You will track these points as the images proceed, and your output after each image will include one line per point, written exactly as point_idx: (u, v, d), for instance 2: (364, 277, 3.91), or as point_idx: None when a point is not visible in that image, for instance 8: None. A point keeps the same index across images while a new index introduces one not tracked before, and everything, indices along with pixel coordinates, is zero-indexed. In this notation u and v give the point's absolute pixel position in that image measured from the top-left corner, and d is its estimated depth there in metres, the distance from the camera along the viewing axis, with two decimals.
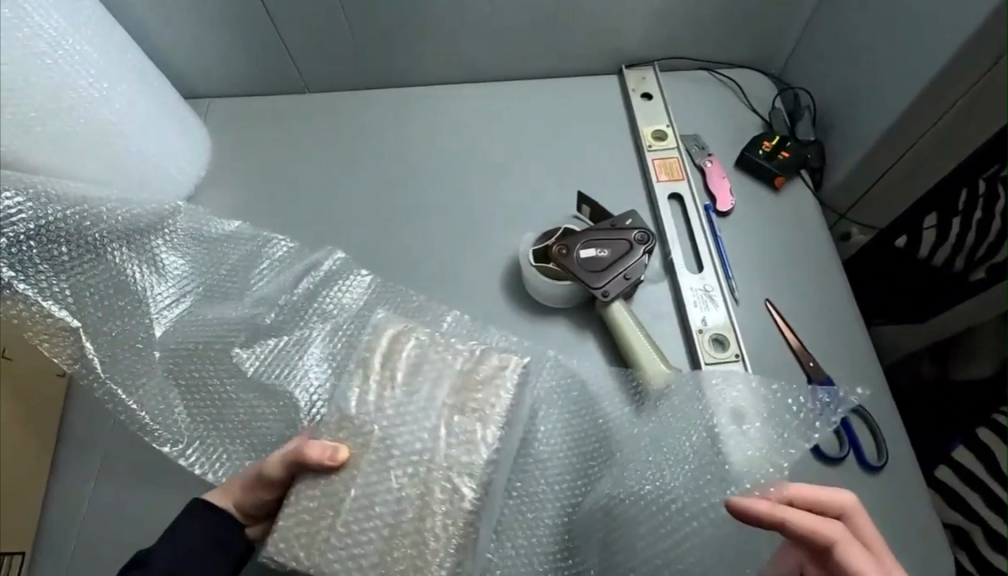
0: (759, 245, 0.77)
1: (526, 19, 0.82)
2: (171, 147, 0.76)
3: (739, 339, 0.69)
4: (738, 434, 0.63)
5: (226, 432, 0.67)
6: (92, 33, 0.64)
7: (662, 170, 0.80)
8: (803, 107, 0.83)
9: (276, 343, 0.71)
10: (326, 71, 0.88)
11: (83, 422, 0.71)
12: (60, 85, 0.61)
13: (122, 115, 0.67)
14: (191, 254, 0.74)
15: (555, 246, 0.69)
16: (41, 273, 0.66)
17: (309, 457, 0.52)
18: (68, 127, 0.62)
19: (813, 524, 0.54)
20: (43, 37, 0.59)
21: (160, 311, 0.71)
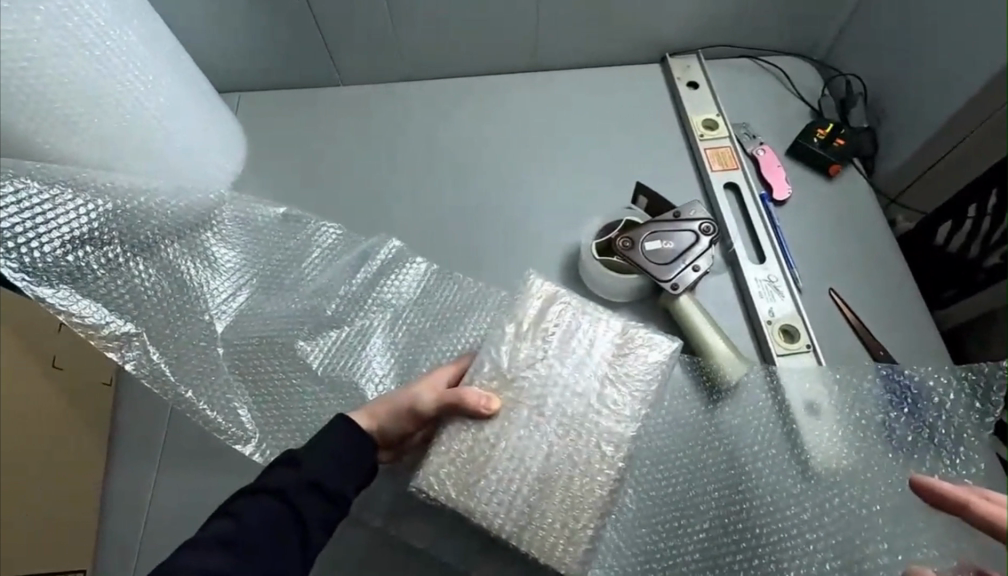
0: (818, 233, 0.76)
1: (565, 8, 0.79)
2: (215, 146, 0.73)
3: (809, 329, 0.68)
4: (815, 426, 0.65)
5: (298, 427, 0.66)
6: (137, 24, 0.61)
7: (715, 159, 0.79)
8: (856, 94, 0.82)
9: (338, 337, 0.71)
10: (358, 62, 0.84)
11: (146, 422, 0.68)
12: (109, 78, 0.58)
13: (166, 110, 0.63)
14: (241, 245, 0.73)
15: (618, 240, 0.68)
16: (97, 276, 0.65)
17: (469, 401, 0.55)
18: (116, 121, 0.59)
19: (1001, 518, 0.48)
20: (94, 26, 0.56)
21: (219, 307, 0.70)
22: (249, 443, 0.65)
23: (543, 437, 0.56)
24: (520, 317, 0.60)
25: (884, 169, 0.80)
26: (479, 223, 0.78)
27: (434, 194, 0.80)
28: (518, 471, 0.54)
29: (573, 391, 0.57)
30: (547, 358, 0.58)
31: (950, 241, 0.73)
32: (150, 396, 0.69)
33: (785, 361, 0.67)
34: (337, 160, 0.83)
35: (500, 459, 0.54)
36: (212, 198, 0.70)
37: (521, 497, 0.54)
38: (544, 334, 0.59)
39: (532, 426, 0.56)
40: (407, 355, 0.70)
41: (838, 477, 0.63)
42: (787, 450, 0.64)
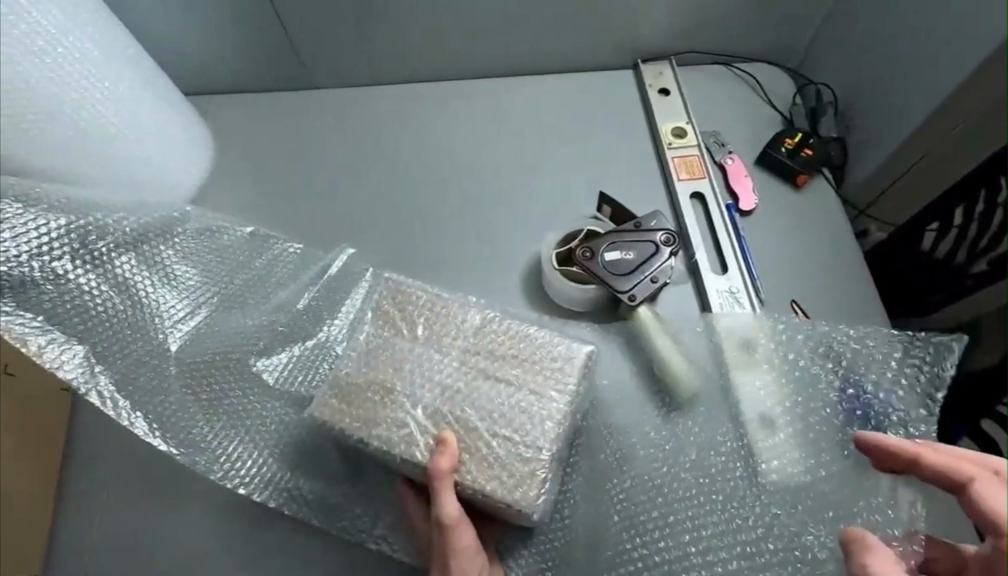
0: (784, 243, 0.76)
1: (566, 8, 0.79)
2: (182, 155, 0.74)
3: (769, 341, 0.68)
4: (771, 439, 0.64)
5: (251, 438, 0.66)
6: (91, 29, 0.60)
7: (683, 168, 0.79)
8: (826, 104, 0.81)
9: (290, 354, 0.69)
10: (332, 65, 0.84)
11: (99, 434, 0.68)
12: (58, 82, 0.57)
13: (124, 117, 0.63)
14: (204, 264, 0.71)
15: (577, 249, 0.67)
16: (45, 295, 0.61)
17: (446, 467, 0.52)
18: (64, 126, 0.58)
19: (955, 470, 0.48)
20: (41, 29, 0.55)
21: (175, 325, 0.68)
22: (194, 458, 0.64)
23: (510, 437, 0.55)
24: (465, 324, 0.59)
25: (854, 178, 0.80)
26: (443, 230, 0.78)
27: (401, 200, 0.80)
28: (466, 476, 0.53)
29: (526, 399, 0.56)
30: (516, 353, 0.58)
31: (936, 246, 0.71)
32: (102, 419, 0.68)
33: (744, 373, 0.66)
34: (304, 165, 0.82)
35: (468, 463, 0.54)
36: (176, 218, 0.70)
37: (520, 480, 0.53)
38: (500, 334, 0.59)
39: (515, 415, 0.56)
40: None
41: (796, 488, 0.62)
42: (739, 460, 0.64)
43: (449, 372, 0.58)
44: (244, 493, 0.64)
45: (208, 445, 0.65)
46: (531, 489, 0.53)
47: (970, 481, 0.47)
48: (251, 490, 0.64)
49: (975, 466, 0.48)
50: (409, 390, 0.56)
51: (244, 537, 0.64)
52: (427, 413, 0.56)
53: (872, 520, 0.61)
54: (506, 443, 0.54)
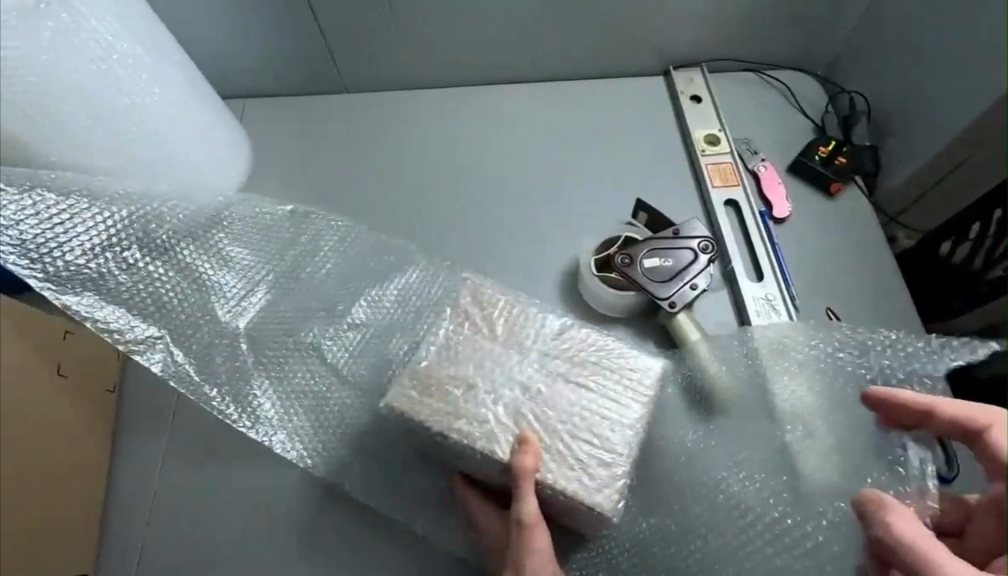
0: (818, 250, 0.77)
1: (599, 16, 0.80)
2: (226, 161, 0.75)
3: (805, 348, 0.68)
4: (810, 445, 0.65)
5: (318, 418, 0.65)
6: (140, 33, 0.61)
7: (717, 174, 0.79)
8: (859, 112, 0.82)
9: (360, 334, 0.69)
10: (365, 69, 0.85)
11: (153, 433, 0.68)
12: (111, 90, 0.57)
13: (170, 119, 0.64)
14: (254, 243, 0.69)
15: (616, 256, 0.68)
16: (119, 282, 0.61)
17: (531, 465, 0.52)
18: (111, 131, 0.58)
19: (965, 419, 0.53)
20: (93, 34, 0.55)
21: (240, 303, 0.67)
22: (273, 440, 0.64)
23: (579, 436, 0.56)
24: (531, 327, 0.60)
25: (886, 186, 0.79)
26: (448, 230, 0.78)
27: (439, 203, 0.80)
28: (546, 476, 0.54)
29: (573, 405, 0.57)
30: (590, 363, 0.59)
31: (953, 252, 0.74)
32: (163, 416, 0.69)
33: (781, 379, 0.67)
34: (341, 167, 0.83)
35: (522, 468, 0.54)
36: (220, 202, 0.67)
37: (602, 485, 0.54)
38: (579, 342, 0.60)
39: (594, 420, 0.56)
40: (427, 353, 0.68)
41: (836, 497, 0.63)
42: (779, 468, 0.64)
43: (507, 377, 0.58)
44: (315, 469, 0.64)
45: (284, 421, 0.65)
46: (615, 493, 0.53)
47: (985, 428, 0.51)
48: (322, 468, 0.64)
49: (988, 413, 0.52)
50: (469, 388, 0.57)
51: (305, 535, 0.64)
52: (510, 415, 0.56)
53: None
54: (558, 449, 0.55)
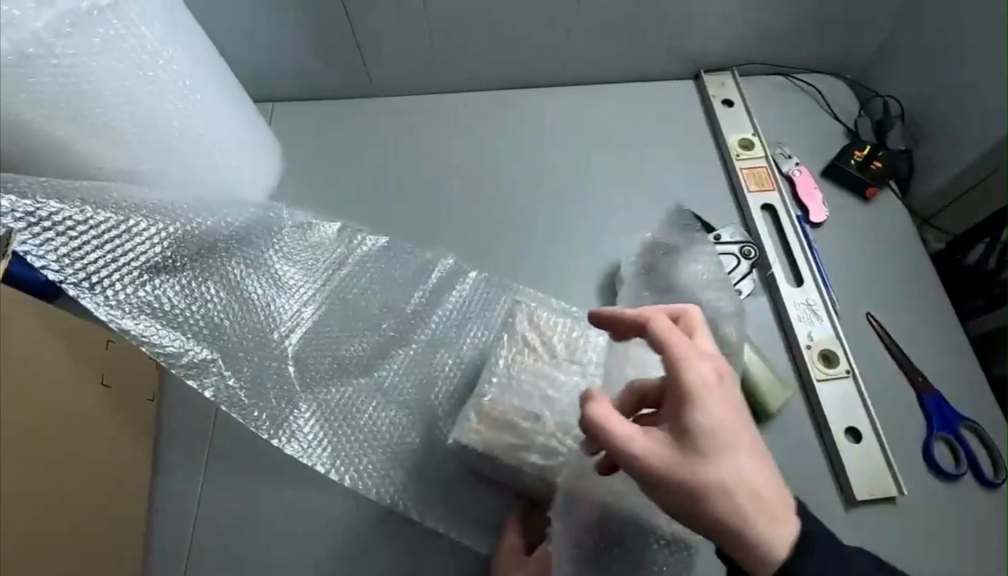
0: (853, 255, 0.77)
1: (631, 20, 0.79)
2: (255, 167, 0.73)
3: (848, 353, 0.67)
4: (852, 451, 0.63)
5: (366, 437, 0.65)
6: (183, 40, 0.61)
7: (751, 179, 0.79)
8: (894, 116, 0.81)
9: (403, 356, 0.70)
10: (396, 73, 0.84)
11: (195, 445, 0.67)
12: (159, 98, 0.57)
13: (210, 125, 0.63)
14: (304, 262, 0.71)
15: (659, 262, 0.71)
16: (176, 304, 0.61)
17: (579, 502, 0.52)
18: (159, 138, 0.58)
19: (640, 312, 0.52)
20: (144, 43, 0.55)
21: (290, 326, 0.68)
22: (321, 463, 0.63)
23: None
24: (593, 350, 0.59)
25: (920, 190, 0.80)
26: (482, 236, 0.78)
27: (472, 208, 0.79)
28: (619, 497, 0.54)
29: None
30: None
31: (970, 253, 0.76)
32: (204, 429, 0.68)
33: (827, 385, 0.66)
34: (372, 172, 0.82)
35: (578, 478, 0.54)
36: (273, 219, 0.69)
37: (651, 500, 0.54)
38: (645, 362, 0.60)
39: None
40: (472, 365, 0.69)
41: (883, 503, 0.62)
42: (826, 474, 0.63)
43: (563, 388, 0.57)
44: (366, 493, 0.63)
45: (336, 449, 0.64)
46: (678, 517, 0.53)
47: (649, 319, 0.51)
48: (372, 490, 0.63)
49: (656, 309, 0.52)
50: (523, 399, 0.56)
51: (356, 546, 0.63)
52: (578, 436, 0.56)
53: (967, 520, 0.62)
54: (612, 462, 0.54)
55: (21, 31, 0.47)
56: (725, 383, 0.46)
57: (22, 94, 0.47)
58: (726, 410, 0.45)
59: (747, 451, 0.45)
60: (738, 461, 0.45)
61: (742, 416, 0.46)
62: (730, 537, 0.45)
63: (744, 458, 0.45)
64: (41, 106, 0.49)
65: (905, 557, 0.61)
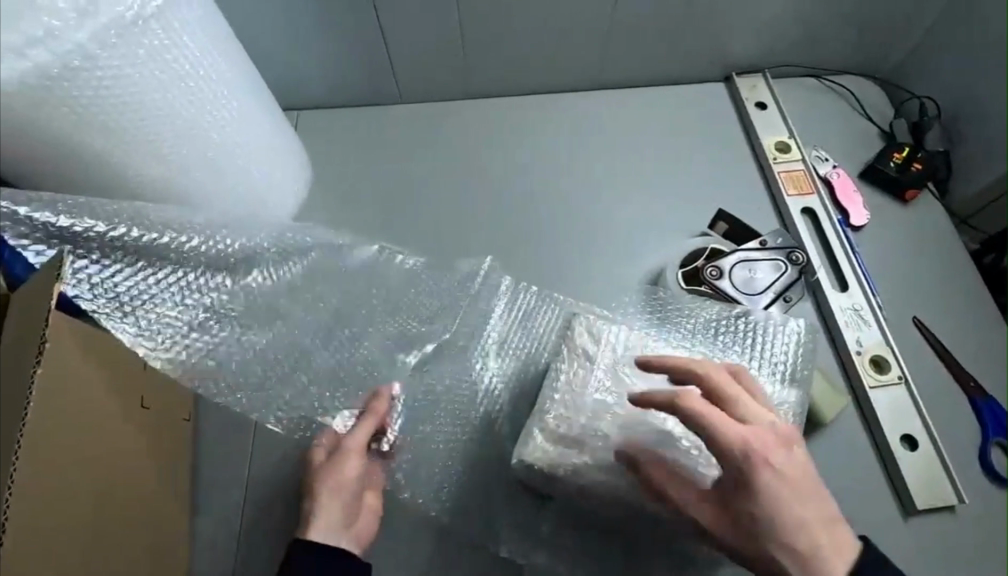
0: (895, 258, 0.76)
1: (664, 25, 0.78)
2: (287, 179, 0.72)
3: (899, 360, 0.66)
4: (909, 461, 0.62)
5: (411, 452, 0.63)
6: (224, 48, 0.59)
7: (790, 182, 0.78)
8: (931, 118, 0.80)
9: (448, 371, 0.68)
10: (424, 79, 0.83)
11: (237, 466, 0.66)
12: (197, 108, 0.55)
13: (246, 136, 0.62)
14: (343, 282, 0.69)
15: (706, 268, 0.67)
16: (208, 327, 0.59)
17: (378, 408, 0.61)
18: (197, 151, 0.56)
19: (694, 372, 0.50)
20: (185, 50, 0.53)
21: (331, 347, 0.66)
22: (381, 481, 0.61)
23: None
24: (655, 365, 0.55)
25: (959, 191, 0.79)
26: (517, 243, 0.76)
27: (505, 214, 0.78)
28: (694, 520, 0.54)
29: None
30: None
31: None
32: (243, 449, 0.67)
33: (880, 392, 0.65)
34: (402, 179, 0.81)
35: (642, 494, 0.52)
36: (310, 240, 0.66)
37: None
38: None
39: None
40: (523, 379, 0.67)
41: (939, 510, 0.61)
42: (879, 481, 0.63)
43: None
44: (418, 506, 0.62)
45: (389, 469, 0.62)
46: None
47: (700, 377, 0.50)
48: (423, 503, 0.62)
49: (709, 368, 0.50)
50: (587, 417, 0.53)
51: (409, 568, 0.61)
52: None
53: None
54: None
55: (64, 42, 0.45)
56: (781, 447, 0.47)
57: (67, 109, 0.46)
58: (784, 474, 0.46)
59: (787, 495, 0.46)
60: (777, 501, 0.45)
61: (789, 463, 0.46)
62: (745, 560, 0.47)
63: (791, 511, 0.46)
64: (84, 120, 0.47)
65: (966, 567, 0.60)
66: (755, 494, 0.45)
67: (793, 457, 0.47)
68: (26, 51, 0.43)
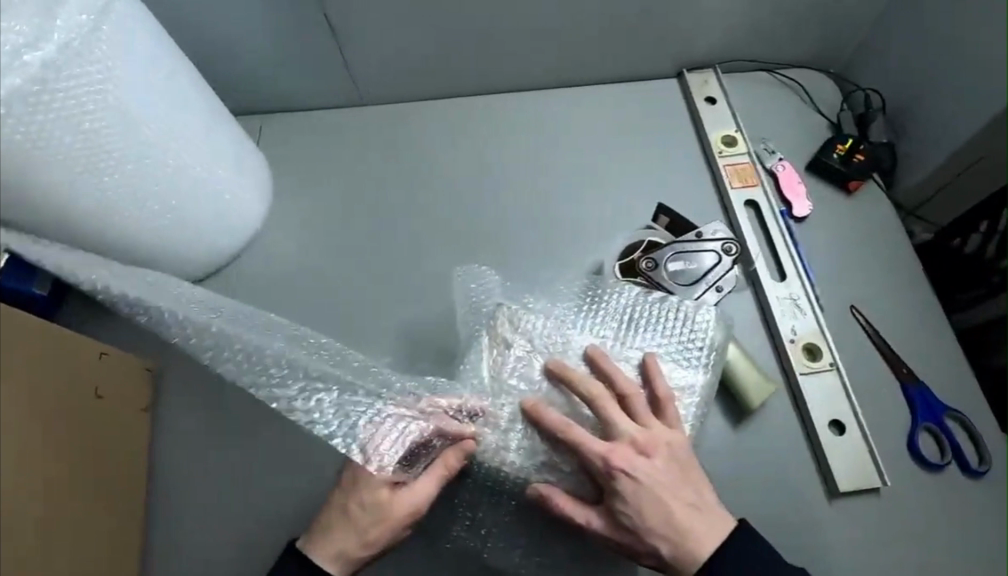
0: (838, 250, 0.77)
1: (611, 26, 0.80)
2: (249, 190, 0.76)
3: (832, 348, 0.68)
4: (836, 445, 0.64)
5: None
6: (182, 60, 0.64)
7: (735, 176, 0.80)
8: (875, 111, 0.82)
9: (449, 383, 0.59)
10: (383, 83, 0.85)
11: (196, 452, 0.69)
12: (166, 87, 0.60)
13: (209, 137, 0.66)
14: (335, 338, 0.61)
15: (641, 261, 0.70)
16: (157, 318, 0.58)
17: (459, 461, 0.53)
18: (174, 128, 0.61)
19: (580, 390, 0.53)
20: (144, 33, 0.58)
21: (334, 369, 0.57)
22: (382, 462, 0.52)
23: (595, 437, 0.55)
24: (574, 352, 0.59)
25: (905, 182, 0.80)
26: (468, 240, 0.79)
27: (458, 211, 0.81)
28: None
29: None
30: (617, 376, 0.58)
31: (966, 245, 0.76)
32: (201, 436, 0.70)
33: (810, 378, 0.67)
34: (362, 179, 0.84)
35: (558, 473, 0.54)
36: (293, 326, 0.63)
37: None
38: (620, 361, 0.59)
39: None
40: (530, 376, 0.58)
41: (863, 493, 0.63)
42: (807, 466, 0.64)
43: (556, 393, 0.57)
44: None
45: None
46: None
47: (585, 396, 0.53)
48: None
49: (592, 387, 0.53)
50: (505, 402, 0.56)
51: None
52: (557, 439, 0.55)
53: (946, 510, 0.63)
54: None
55: (48, 44, 0.49)
56: (649, 463, 0.50)
57: (47, 104, 0.50)
58: (650, 489, 0.49)
59: (645, 498, 0.49)
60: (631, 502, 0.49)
61: (651, 468, 0.50)
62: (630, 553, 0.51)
63: (662, 520, 0.49)
64: (62, 113, 0.51)
65: (888, 549, 0.61)
66: (615, 499, 0.49)
67: (653, 464, 0.50)
68: (21, 56, 0.48)
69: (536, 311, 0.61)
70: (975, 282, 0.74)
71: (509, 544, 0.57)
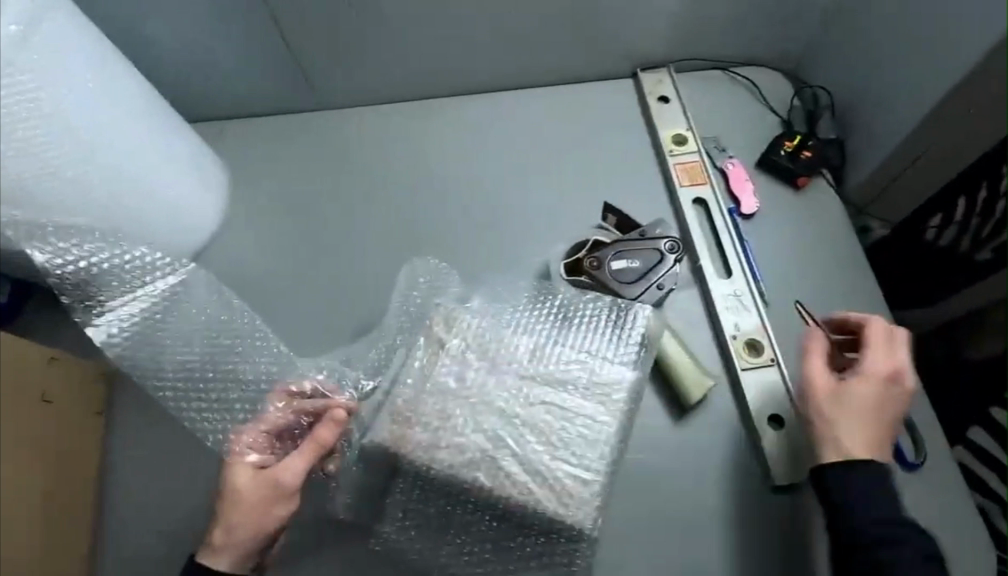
0: (786, 246, 0.77)
1: (561, 27, 0.80)
2: (200, 196, 0.77)
3: (773, 343, 0.69)
4: (774, 439, 0.65)
5: None
6: (127, 70, 0.66)
7: (684, 174, 0.80)
8: (822, 108, 0.83)
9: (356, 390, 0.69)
10: (337, 86, 0.86)
11: (150, 453, 0.71)
12: (106, 96, 0.62)
13: (157, 144, 0.68)
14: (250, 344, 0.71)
15: (586, 259, 0.71)
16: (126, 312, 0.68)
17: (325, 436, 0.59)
18: (118, 135, 0.63)
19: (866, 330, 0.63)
20: (81, 43, 0.60)
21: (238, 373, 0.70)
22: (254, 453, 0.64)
23: (525, 434, 0.56)
24: (509, 350, 0.60)
25: (853, 178, 0.80)
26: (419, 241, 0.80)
27: (409, 213, 0.82)
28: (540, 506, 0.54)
29: (544, 408, 0.58)
30: (552, 373, 0.59)
31: (939, 236, 0.76)
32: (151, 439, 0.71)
33: (750, 374, 0.68)
34: (317, 182, 0.85)
35: (486, 469, 0.55)
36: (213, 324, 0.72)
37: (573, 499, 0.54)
38: (555, 358, 0.60)
39: (572, 439, 0.56)
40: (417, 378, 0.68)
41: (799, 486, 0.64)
42: (745, 460, 0.65)
43: (489, 390, 0.58)
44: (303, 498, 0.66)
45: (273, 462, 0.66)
46: (587, 511, 0.54)
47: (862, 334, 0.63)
48: (313, 493, 0.65)
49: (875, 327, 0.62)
50: (438, 401, 0.57)
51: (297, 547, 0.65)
52: (487, 435, 0.56)
53: None
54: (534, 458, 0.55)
55: None
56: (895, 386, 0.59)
57: None
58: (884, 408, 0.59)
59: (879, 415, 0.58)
60: (852, 437, 0.57)
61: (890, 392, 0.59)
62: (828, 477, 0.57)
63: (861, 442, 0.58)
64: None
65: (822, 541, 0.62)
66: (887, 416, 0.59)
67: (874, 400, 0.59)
68: None
69: (474, 311, 0.63)
70: (949, 274, 0.76)
71: (433, 545, 0.61)
